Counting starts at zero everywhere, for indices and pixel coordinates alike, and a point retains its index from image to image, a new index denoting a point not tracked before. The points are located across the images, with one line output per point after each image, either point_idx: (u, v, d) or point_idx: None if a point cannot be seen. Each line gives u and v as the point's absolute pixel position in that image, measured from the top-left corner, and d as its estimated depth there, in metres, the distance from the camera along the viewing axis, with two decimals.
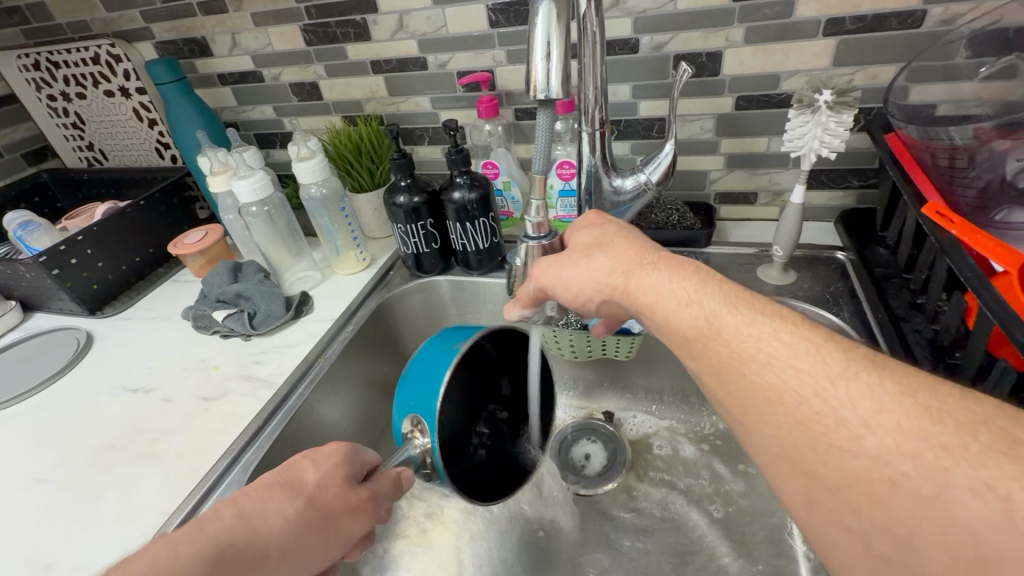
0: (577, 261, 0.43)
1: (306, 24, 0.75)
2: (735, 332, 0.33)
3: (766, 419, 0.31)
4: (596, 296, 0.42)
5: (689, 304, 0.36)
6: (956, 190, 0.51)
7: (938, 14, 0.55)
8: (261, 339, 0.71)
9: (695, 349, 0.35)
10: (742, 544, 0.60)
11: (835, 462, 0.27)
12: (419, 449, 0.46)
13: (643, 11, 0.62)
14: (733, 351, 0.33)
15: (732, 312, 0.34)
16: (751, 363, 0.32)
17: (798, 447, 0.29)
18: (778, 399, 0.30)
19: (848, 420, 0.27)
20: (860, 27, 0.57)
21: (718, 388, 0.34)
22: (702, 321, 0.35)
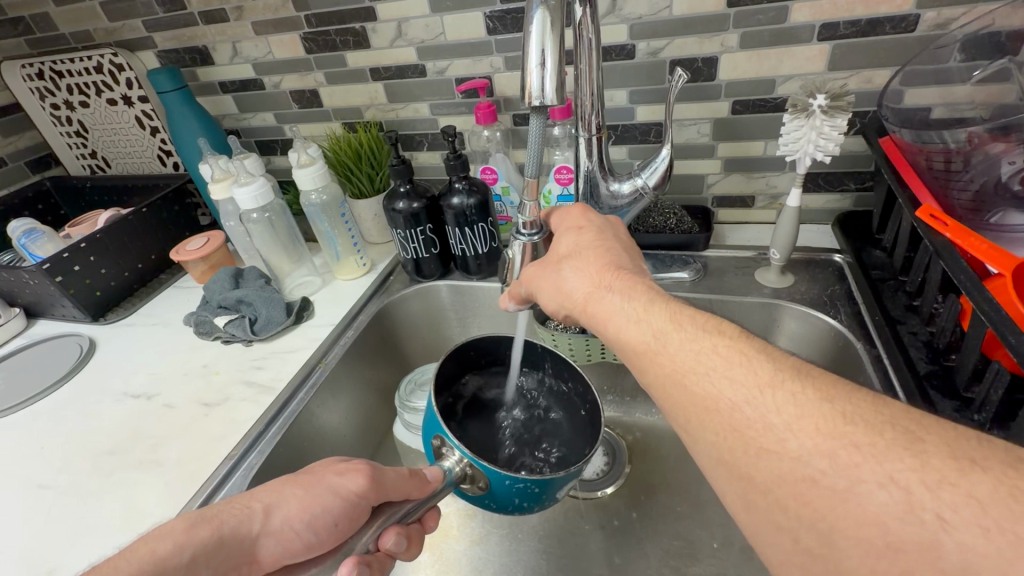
0: (549, 274, 0.45)
1: (306, 33, 0.76)
2: (679, 349, 0.35)
3: (705, 425, 0.32)
4: (560, 310, 0.44)
5: (637, 321, 0.38)
6: (951, 193, 0.51)
7: (931, 18, 0.56)
8: (262, 344, 0.71)
9: (642, 363, 0.37)
10: (742, 546, 0.60)
11: (765, 464, 0.29)
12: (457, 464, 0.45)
13: (639, 17, 0.62)
14: (677, 365, 0.34)
15: (676, 330, 0.36)
16: (692, 375, 0.33)
17: (734, 450, 0.31)
18: (716, 407, 0.32)
19: (774, 424, 0.30)
20: (854, 32, 0.58)
21: (663, 400, 0.35)
22: (649, 336, 0.36)
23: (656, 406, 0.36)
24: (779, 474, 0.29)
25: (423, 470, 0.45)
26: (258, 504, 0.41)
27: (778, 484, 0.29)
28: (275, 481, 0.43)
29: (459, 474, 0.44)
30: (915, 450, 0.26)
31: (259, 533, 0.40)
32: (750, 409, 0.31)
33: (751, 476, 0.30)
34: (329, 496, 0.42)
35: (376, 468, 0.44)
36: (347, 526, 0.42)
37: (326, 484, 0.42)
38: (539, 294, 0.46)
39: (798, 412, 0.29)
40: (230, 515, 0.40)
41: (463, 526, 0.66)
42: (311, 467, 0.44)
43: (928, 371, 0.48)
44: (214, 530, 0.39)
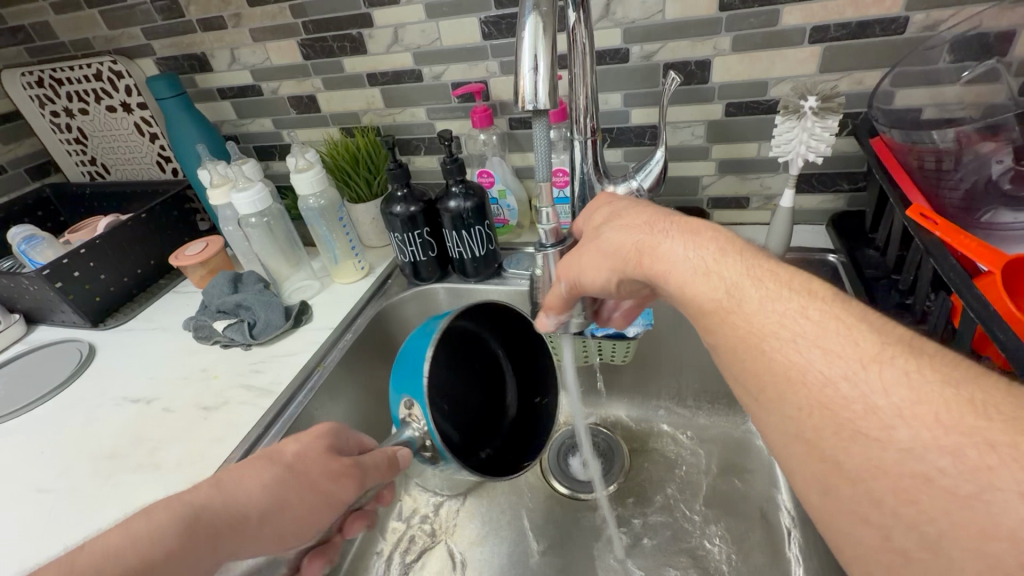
0: (592, 243, 0.44)
1: (303, 39, 0.77)
2: (760, 308, 0.33)
3: (787, 400, 0.30)
4: (610, 277, 0.43)
5: (706, 276, 0.36)
6: (942, 192, 0.52)
7: (920, 20, 0.56)
8: (261, 348, 0.72)
9: (713, 324, 0.35)
10: (742, 543, 0.61)
11: (862, 452, 0.27)
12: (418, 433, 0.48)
13: (632, 22, 0.63)
14: (752, 327, 0.33)
15: (751, 288, 0.34)
16: (772, 339, 0.32)
17: (821, 430, 0.28)
18: (800, 378, 0.30)
19: (882, 407, 0.27)
20: (845, 34, 0.59)
21: (733, 364, 0.34)
22: (722, 293, 0.35)
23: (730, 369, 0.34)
24: (881, 465, 0.26)
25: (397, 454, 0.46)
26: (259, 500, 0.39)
27: (872, 477, 0.26)
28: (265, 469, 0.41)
29: (421, 443, 0.48)
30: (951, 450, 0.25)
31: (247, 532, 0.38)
32: (850, 384, 0.28)
33: (840, 463, 0.28)
34: (308, 492, 0.41)
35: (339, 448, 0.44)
36: (317, 522, 0.41)
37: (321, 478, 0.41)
38: (577, 279, 0.45)
39: (918, 397, 0.26)
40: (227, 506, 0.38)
41: (463, 528, 0.66)
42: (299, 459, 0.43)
43: None
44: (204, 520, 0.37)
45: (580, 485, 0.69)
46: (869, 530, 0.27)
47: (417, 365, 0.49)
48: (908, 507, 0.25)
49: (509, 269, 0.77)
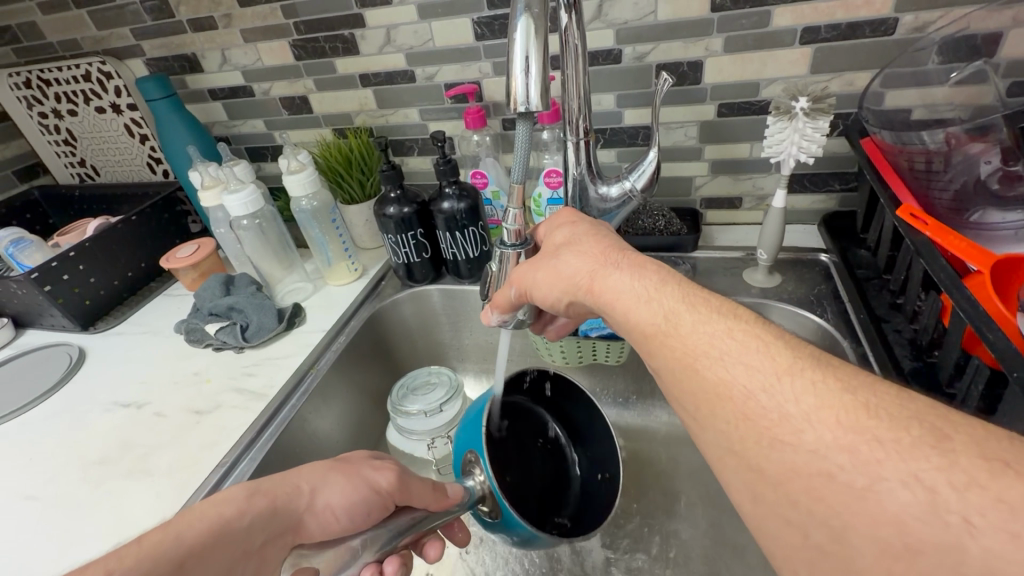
0: (547, 263, 0.44)
1: (295, 40, 0.76)
2: (691, 331, 0.34)
3: (716, 414, 0.31)
4: (562, 298, 0.43)
5: (648, 302, 0.37)
6: (932, 193, 0.52)
7: (909, 22, 0.57)
8: (253, 352, 0.71)
9: (651, 347, 0.36)
10: (733, 544, 0.61)
11: (777, 455, 0.28)
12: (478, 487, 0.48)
13: (625, 22, 0.63)
14: (687, 348, 0.33)
15: (681, 317, 0.35)
16: (703, 360, 0.32)
17: (746, 440, 0.30)
18: (727, 395, 0.31)
19: (792, 413, 0.28)
20: (836, 35, 0.59)
21: (672, 384, 0.34)
22: (659, 318, 0.36)
23: (667, 392, 0.35)
24: (792, 466, 0.27)
25: (446, 486, 0.49)
26: (306, 485, 0.43)
27: (792, 477, 0.28)
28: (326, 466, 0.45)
29: (479, 495, 0.47)
30: (942, 449, 0.25)
31: (304, 510, 0.42)
32: (768, 393, 0.30)
33: (761, 468, 0.29)
34: (363, 484, 0.45)
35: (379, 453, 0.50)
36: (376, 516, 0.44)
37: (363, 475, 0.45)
38: (530, 292, 0.46)
39: (822, 402, 0.28)
40: (283, 490, 0.42)
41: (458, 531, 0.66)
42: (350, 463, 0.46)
43: (912, 369, 0.48)
44: (270, 501, 0.40)
45: None
46: (789, 529, 0.28)
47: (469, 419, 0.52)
48: (817, 503, 0.26)
49: None
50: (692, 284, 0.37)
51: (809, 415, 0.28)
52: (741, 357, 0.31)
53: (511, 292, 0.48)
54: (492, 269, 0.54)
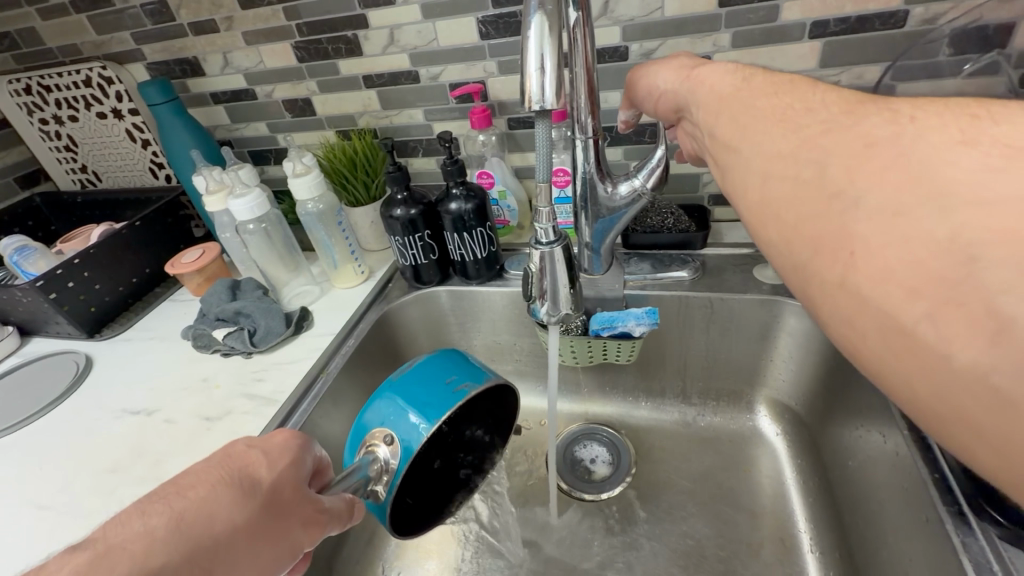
0: (654, 66, 0.47)
1: (297, 41, 0.76)
2: (813, 93, 0.32)
3: (811, 140, 0.29)
4: (668, 105, 0.45)
5: (735, 75, 0.39)
6: None
7: (919, 14, 0.56)
8: (261, 356, 0.71)
9: (743, 114, 0.35)
10: (750, 543, 0.61)
11: (888, 167, 0.25)
12: (377, 469, 0.44)
13: (632, 19, 0.63)
14: (784, 108, 0.32)
15: (763, 94, 0.35)
16: (797, 110, 0.31)
17: (843, 151, 0.27)
18: (836, 129, 0.28)
19: (910, 140, 0.25)
20: (845, 28, 0.58)
21: (754, 134, 0.33)
22: (734, 81, 0.38)
23: (735, 179, 0.34)
24: None
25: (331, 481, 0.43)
26: None
27: None
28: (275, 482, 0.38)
29: (376, 475, 0.44)
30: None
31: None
32: (882, 128, 0.26)
33: (849, 173, 0.26)
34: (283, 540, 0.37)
35: (303, 466, 0.40)
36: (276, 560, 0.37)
37: (289, 535, 0.37)
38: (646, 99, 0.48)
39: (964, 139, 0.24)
40: None
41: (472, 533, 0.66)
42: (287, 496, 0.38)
43: None
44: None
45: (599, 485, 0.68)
46: None
47: (401, 381, 0.48)
48: None
49: (511, 271, 0.76)
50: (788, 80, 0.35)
51: (940, 146, 0.24)
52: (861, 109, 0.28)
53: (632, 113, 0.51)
54: (529, 267, 0.55)
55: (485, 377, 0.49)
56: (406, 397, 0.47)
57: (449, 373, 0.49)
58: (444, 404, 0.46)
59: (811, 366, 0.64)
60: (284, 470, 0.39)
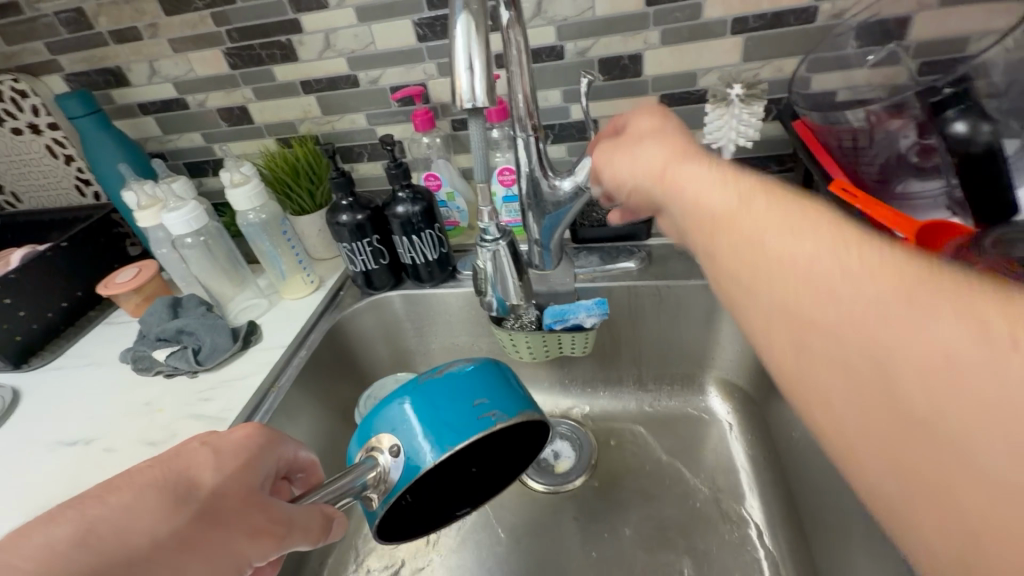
0: (630, 147, 0.44)
1: (228, 48, 0.74)
2: (766, 210, 0.31)
3: (791, 304, 0.28)
4: (634, 184, 0.43)
5: (722, 185, 0.35)
6: (861, 167, 0.55)
7: (827, 10, 0.60)
8: (208, 374, 0.68)
9: (718, 229, 0.33)
10: (709, 518, 0.63)
11: (887, 343, 0.24)
12: (376, 477, 0.40)
13: (565, 19, 0.64)
14: (765, 244, 0.30)
15: (734, 192, 0.33)
16: (788, 270, 0.28)
17: (840, 343, 0.25)
18: (815, 280, 0.27)
19: (867, 287, 0.25)
20: (762, 25, 0.62)
21: (749, 290, 0.31)
22: (730, 198, 0.33)
23: (745, 315, 0.32)
24: None
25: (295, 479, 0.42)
26: None
27: None
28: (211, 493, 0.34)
29: (371, 481, 0.40)
30: None
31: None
32: (864, 269, 0.26)
33: (830, 320, 0.26)
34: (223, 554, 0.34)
35: (257, 469, 0.38)
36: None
37: (226, 547, 0.34)
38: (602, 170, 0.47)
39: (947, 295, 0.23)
40: None
41: (440, 536, 0.66)
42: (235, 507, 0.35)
43: None
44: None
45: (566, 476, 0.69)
46: None
47: (426, 390, 0.43)
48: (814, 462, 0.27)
49: (463, 272, 0.77)
50: (770, 178, 0.34)
51: (924, 319, 0.23)
52: (798, 252, 0.28)
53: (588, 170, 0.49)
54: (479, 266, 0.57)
55: (520, 409, 0.43)
56: (429, 407, 0.42)
57: (478, 393, 0.43)
58: (463, 430, 0.41)
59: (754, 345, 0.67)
60: (229, 474, 0.36)
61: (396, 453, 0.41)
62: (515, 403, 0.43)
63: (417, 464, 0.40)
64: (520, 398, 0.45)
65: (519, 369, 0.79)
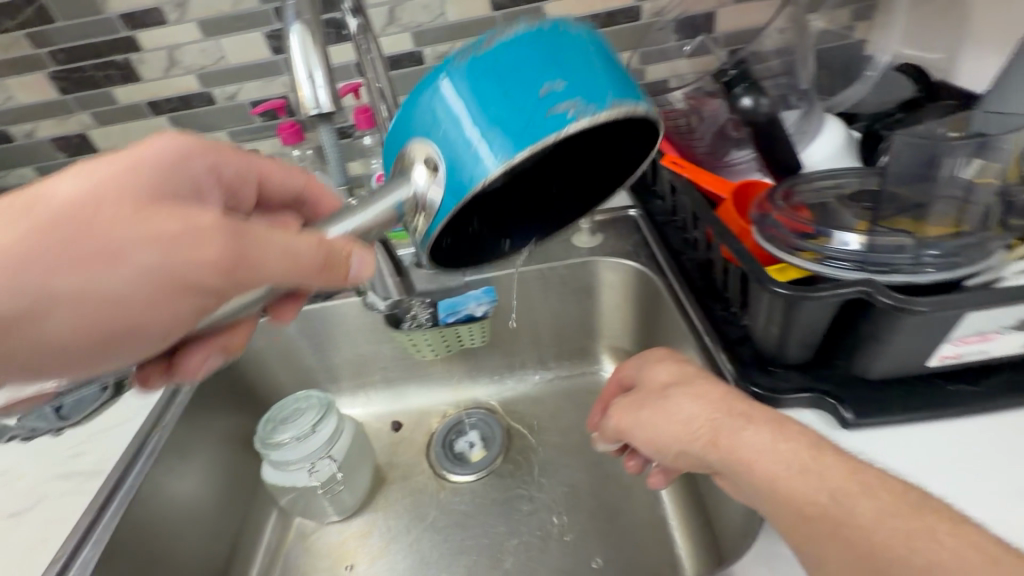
0: (655, 402, 0.43)
1: (54, 71, 0.67)
2: (815, 482, 0.34)
3: (806, 529, 0.33)
4: (669, 446, 0.41)
5: (770, 449, 0.36)
6: (692, 143, 0.64)
7: (649, 8, 0.68)
8: (75, 430, 0.62)
9: (773, 493, 0.35)
10: (613, 473, 0.69)
11: (862, 531, 0.31)
12: (412, 203, 0.35)
13: (419, 25, 0.67)
14: (808, 498, 0.33)
15: (751, 424, 0.37)
16: (830, 517, 0.32)
17: (820, 530, 0.32)
18: (835, 515, 0.32)
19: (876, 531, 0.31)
20: (598, 23, 0.69)
21: (762, 502, 0.36)
22: (793, 467, 0.35)
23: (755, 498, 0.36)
24: None
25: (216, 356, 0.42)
26: None
27: None
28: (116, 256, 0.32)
29: (411, 205, 0.35)
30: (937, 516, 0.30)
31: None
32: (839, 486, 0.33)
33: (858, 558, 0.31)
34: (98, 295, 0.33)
35: (146, 167, 0.37)
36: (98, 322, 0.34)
37: (117, 240, 0.33)
38: (630, 432, 0.44)
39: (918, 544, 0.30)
40: None
41: (363, 546, 0.66)
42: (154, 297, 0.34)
43: (703, 287, 0.58)
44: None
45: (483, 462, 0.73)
46: None
47: (461, 86, 0.33)
48: None
49: None
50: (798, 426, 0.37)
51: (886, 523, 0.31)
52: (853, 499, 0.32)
53: (608, 427, 0.46)
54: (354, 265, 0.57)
55: (614, 96, 0.32)
56: (486, 86, 0.32)
57: (550, 73, 0.32)
58: (527, 135, 0.31)
59: (632, 312, 0.73)
60: (100, 184, 0.34)
61: (439, 177, 0.34)
62: (603, 87, 0.32)
63: (476, 175, 0.32)
64: (608, 78, 0.33)
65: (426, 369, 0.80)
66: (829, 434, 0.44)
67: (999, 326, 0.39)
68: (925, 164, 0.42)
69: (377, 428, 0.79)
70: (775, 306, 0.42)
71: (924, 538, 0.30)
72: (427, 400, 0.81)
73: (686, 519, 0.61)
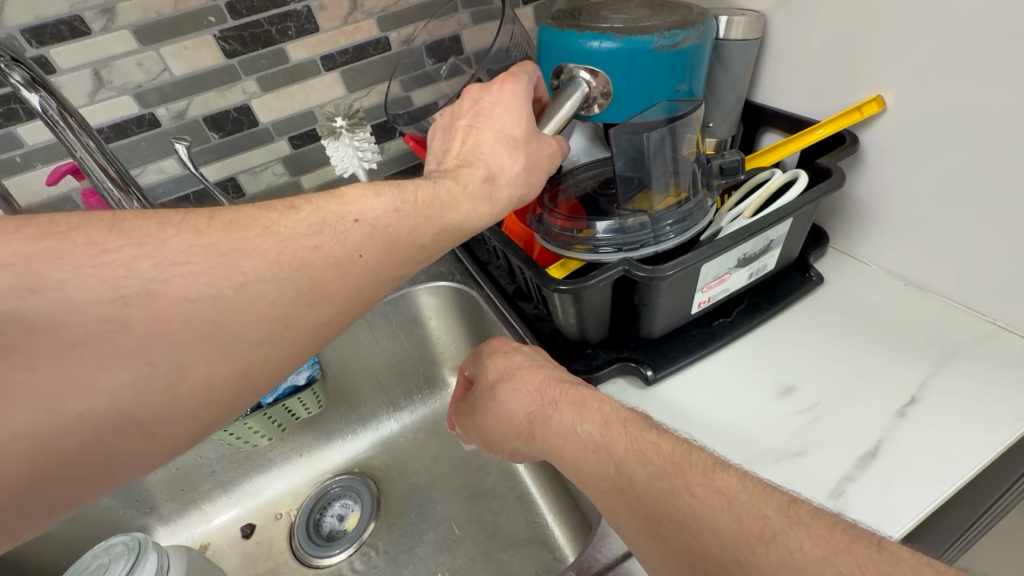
0: (490, 404, 0.48)
1: None
2: (621, 464, 0.35)
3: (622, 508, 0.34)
4: (508, 440, 0.47)
5: (577, 434, 0.39)
6: None
7: (395, 38, 0.70)
8: None
9: (596, 486, 0.36)
10: (487, 490, 0.69)
11: (664, 495, 0.32)
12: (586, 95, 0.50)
13: (139, 85, 0.58)
14: (616, 479, 0.35)
15: (569, 419, 0.40)
16: (632, 491, 0.34)
17: (634, 508, 0.33)
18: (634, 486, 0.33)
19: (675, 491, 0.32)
20: (349, 58, 0.68)
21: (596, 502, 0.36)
22: (608, 467, 0.36)
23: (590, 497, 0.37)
24: None
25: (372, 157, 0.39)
26: None
27: None
28: (17, 249, 0.30)
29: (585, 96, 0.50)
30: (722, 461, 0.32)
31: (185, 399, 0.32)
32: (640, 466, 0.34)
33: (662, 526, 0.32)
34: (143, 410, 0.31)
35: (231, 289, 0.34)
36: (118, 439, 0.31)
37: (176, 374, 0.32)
38: (477, 432, 0.50)
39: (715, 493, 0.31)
40: None
41: None
42: (237, 268, 0.33)
43: (513, 289, 0.62)
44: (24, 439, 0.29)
45: (354, 534, 0.68)
46: None
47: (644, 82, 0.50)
48: None
49: None
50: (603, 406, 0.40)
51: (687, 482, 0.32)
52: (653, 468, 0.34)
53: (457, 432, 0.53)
54: None
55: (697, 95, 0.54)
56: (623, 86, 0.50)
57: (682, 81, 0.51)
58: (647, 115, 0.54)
59: (462, 332, 0.74)
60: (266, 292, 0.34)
61: (607, 97, 0.51)
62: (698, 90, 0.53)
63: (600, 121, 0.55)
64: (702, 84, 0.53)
65: (266, 458, 0.71)
66: (637, 397, 0.50)
67: (725, 269, 0.48)
68: (636, 154, 0.46)
69: (222, 543, 0.69)
70: (566, 299, 0.46)
71: (681, 489, 0.32)
72: (278, 486, 0.73)
73: (558, 511, 0.63)
